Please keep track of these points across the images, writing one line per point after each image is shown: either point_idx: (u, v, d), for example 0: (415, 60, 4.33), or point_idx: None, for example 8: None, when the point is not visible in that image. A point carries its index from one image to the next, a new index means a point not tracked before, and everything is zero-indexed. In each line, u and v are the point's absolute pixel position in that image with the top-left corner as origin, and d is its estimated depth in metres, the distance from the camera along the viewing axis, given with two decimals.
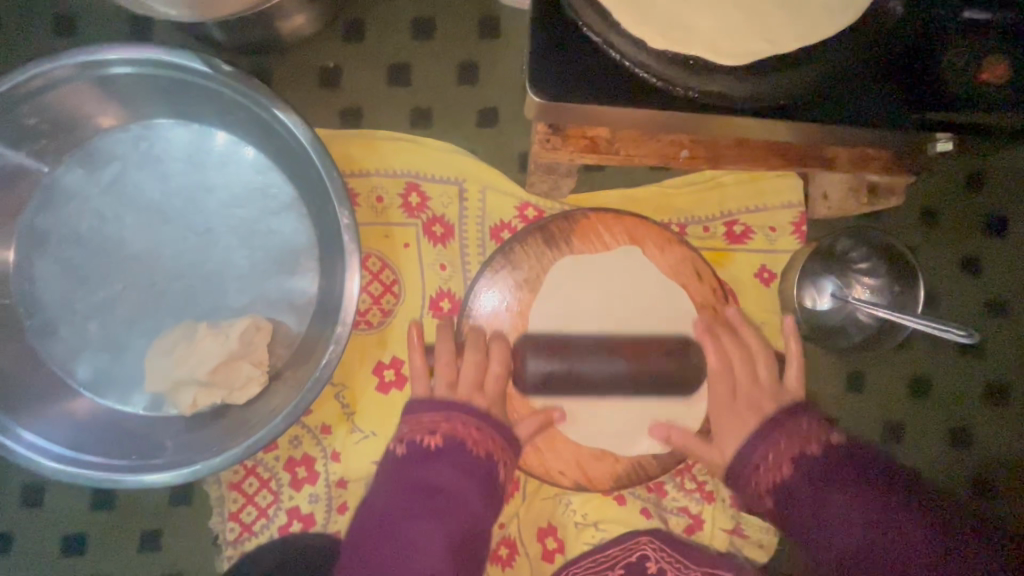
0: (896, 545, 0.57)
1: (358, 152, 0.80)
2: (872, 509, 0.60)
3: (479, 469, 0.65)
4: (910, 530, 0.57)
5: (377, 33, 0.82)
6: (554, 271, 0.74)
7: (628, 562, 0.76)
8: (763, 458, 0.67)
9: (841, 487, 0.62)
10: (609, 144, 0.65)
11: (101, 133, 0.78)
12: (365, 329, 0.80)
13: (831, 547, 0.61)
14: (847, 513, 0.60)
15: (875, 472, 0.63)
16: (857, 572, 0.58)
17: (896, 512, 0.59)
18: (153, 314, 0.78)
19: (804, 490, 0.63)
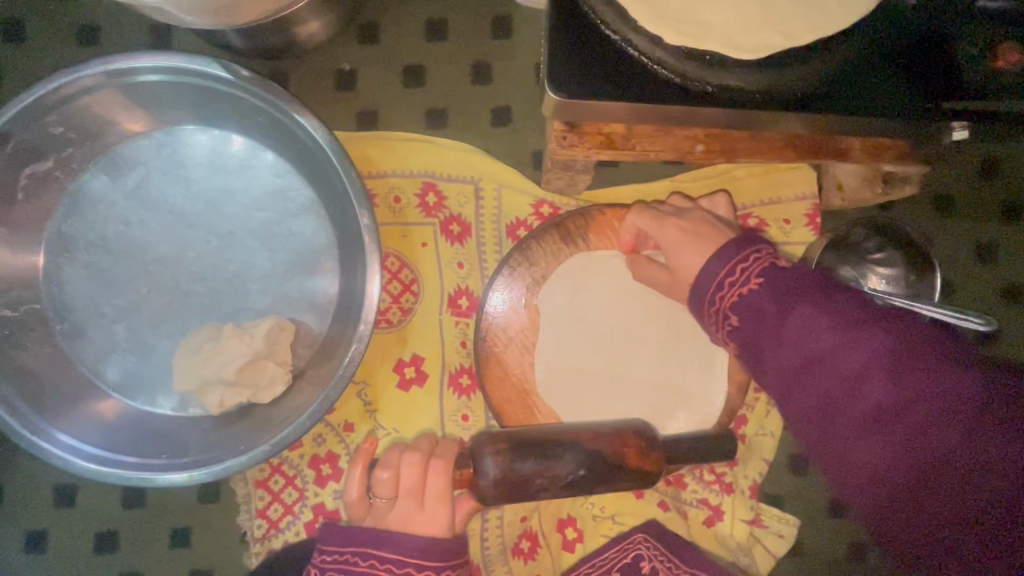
0: (854, 347, 0.48)
1: (375, 154, 0.81)
2: (859, 336, 0.49)
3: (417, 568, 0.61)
4: (942, 363, 0.46)
5: (392, 36, 0.83)
6: (570, 266, 0.76)
7: (624, 563, 0.70)
8: (727, 279, 0.59)
9: (834, 304, 0.51)
10: (625, 140, 0.65)
11: (124, 140, 0.80)
12: (385, 328, 0.81)
13: (858, 398, 0.48)
14: (809, 328, 0.51)
15: (840, 298, 0.52)
16: (860, 410, 0.47)
17: (861, 336, 0.48)
18: (179, 316, 0.80)
19: (792, 299, 0.53)
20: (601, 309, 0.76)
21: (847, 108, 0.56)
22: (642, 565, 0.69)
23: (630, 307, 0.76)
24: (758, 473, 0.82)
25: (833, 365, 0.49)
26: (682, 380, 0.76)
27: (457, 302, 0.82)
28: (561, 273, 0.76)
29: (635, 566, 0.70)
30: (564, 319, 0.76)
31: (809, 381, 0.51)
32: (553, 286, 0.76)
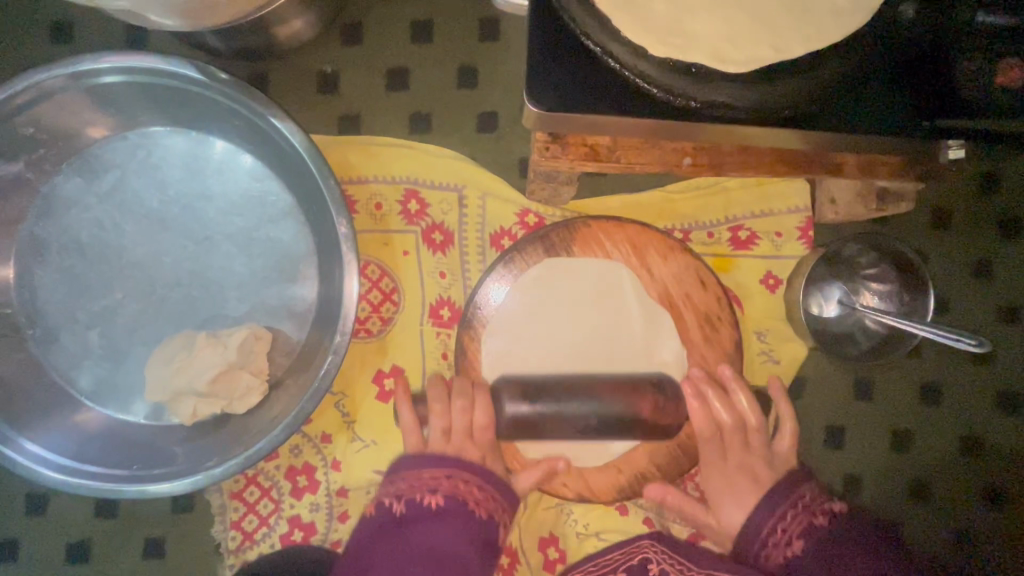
0: (859, 556, 0.61)
1: (357, 160, 0.79)
2: (838, 558, 0.62)
3: (483, 537, 0.64)
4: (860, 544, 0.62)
5: (376, 38, 0.81)
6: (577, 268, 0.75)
7: (631, 565, 0.74)
8: (775, 530, 0.65)
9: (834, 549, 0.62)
10: (610, 152, 0.63)
11: (97, 141, 0.77)
12: (365, 338, 0.80)
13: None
14: (831, 560, 0.61)
15: (858, 528, 0.64)
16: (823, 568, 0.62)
17: (859, 560, 0.61)
18: (154, 323, 0.78)
19: (814, 565, 0.62)
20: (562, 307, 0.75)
21: (838, 120, 0.54)
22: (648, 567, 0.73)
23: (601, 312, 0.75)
24: None
25: (858, 558, 0.61)
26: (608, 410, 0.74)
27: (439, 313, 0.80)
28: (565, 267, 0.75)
29: (643, 567, 0.74)
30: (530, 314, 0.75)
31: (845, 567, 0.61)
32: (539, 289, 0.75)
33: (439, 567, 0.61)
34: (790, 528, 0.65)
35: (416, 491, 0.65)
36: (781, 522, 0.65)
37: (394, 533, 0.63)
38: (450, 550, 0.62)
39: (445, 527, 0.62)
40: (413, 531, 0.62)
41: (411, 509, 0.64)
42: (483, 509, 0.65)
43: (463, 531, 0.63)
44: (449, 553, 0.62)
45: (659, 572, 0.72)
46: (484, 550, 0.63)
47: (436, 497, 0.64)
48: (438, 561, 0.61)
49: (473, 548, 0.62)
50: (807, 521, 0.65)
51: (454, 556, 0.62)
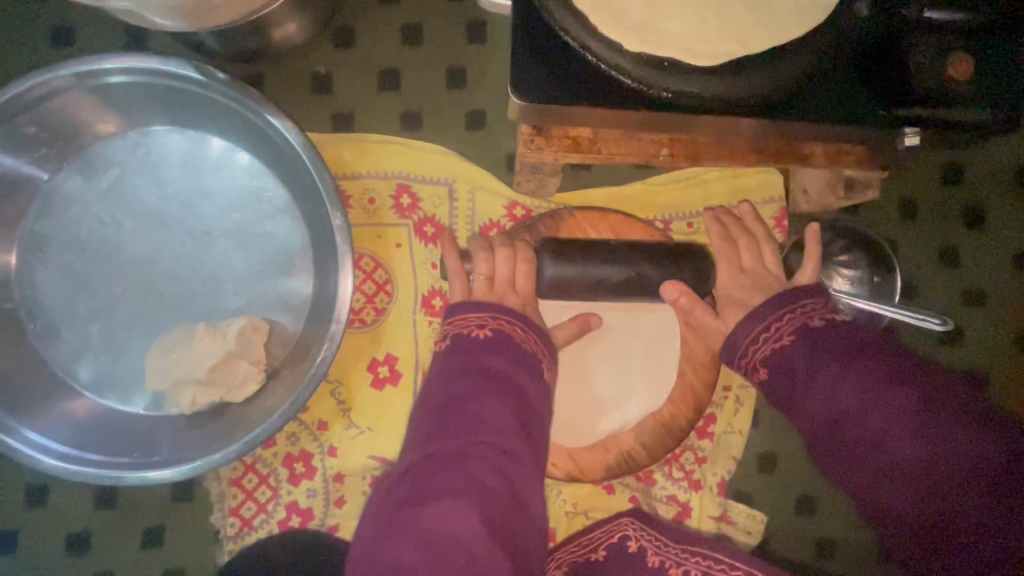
0: (863, 368, 0.56)
1: (350, 156, 0.82)
2: (834, 370, 0.58)
3: (535, 369, 0.60)
4: (893, 398, 0.54)
5: (368, 40, 0.84)
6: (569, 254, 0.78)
7: (610, 543, 0.72)
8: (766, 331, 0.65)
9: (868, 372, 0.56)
10: (591, 144, 0.67)
11: (97, 140, 0.80)
12: (359, 327, 0.82)
13: (876, 451, 0.54)
14: (841, 380, 0.57)
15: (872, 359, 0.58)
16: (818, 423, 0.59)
17: (888, 396, 0.54)
18: (152, 316, 0.80)
19: (797, 355, 0.62)
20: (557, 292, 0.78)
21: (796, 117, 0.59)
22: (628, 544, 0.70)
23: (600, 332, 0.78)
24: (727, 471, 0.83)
25: (877, 426, 0.54)
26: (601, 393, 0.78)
27: (431, 303, 0.82)
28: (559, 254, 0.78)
29: (621, 545, 0.71)
30: (534, 305, 0.78)
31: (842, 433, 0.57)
32: None
33: (505, 398, 0.55)
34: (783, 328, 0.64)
35: (463, 328, 0.63)
36: None
37: (456, 363, 0.59)
38: (511, 402, 0.54)
39: (495, 354, 0.59)
40: (463, 356, 0.59)
41: (462, 342, 0.61)
42: (530, 346, 0.62)
43: (514, 404, 0.54)
44: (506, 372, 0.57)
45: (639, 550, 0.70)
46: (537, 398, 0.58)
47: (484, 329, 0.61)
48: (498, 383, 0.56)
49: (524, 369, 0.58)
50: (800, 322, 0.64)
51: (510, 376, 0.57)
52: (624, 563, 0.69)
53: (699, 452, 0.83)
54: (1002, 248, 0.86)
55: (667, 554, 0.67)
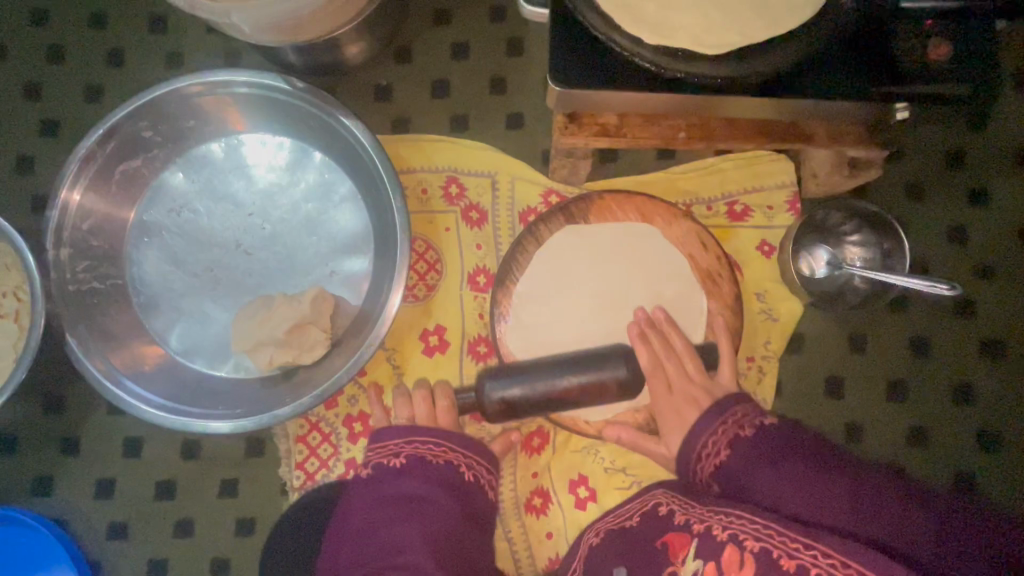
0: (792, 476, 0.58)
1: (407, 154, 0.95)
2: (760, 473, 0.60)
3: (442, 474, 0.69)
4: (840, 476, 0.57)
5: (422, 57, 0.98)
6: (595, 229, 0.87)
7: (643, 511, 0.69)
8: (709, 445, 0.66)
9: (806, 462, 0.58)
10: (617, 129, 0.78)
11: (197, 143, 0.95)
12: (412, 302, 0.93)
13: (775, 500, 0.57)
14: (779, 486, 0.58)
15: (797, 448, 0.60)
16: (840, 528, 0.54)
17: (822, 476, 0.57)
18: (237, 292, 0.93)
19: (742, 466, 0.62)
20: (585, 266, 0.87)
21: (815, 93, 0.67)
22: (659, 507, 0.66)
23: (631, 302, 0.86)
24: None
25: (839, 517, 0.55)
26: None
27: (476, 279, 0.93)
28: (585, 230, 0.87)
29: (655, 511, 0.67)
30: (565, 278, 0.87)
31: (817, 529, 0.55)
32: (563, 250, 0.87)
33: (413, 518, 0.65)
34: (714, 441, 0.66)
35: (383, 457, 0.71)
36: (710, 437, 0.67)
37: (367, 495, 0.69)
38: (415, 517, 0.65)
39: (411, 479, 0.68)
40: (384, 484, 0.69)
41: (380, 471, 0.70)
42: (441, 457, 0.71)
43: (427, 475, 0.69)
44: (421, 494, 0.67)
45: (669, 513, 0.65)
46: (468, 501, 0.69)
47: (401, 458, 0.70)
48: (406, 506, 0.66)
49: (438, 487, 0.68)
50: (730, 433, 0.65)
51: (420, 500, 0.67)
52: (654, 526, 0.65)
53: None
54: (1007, 225, 0.92)
55: (693, 513, 0.62)
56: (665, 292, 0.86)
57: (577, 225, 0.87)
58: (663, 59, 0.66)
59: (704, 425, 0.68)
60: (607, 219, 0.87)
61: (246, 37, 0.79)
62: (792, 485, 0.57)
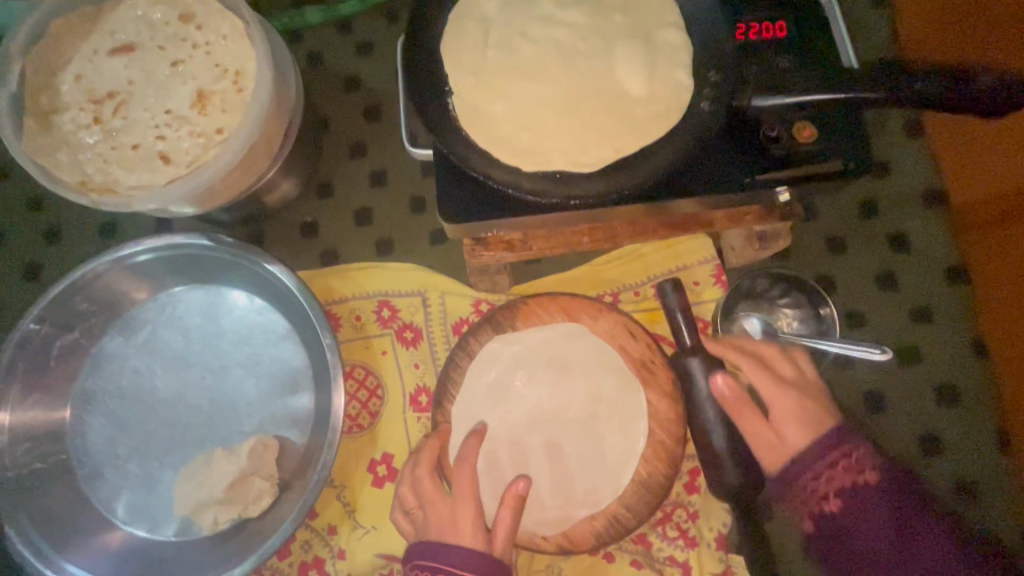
0: (875, 518, 0.69)
1: (337, 284, 0.97)
2: (869, 525, 0.69)
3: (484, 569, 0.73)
4: (889, 525, 0.68)
5: (343, 188, 1.02)
6: (522, 335, 0.88)
7: None
8: (826, 480, 0.71)
9: (891, 503, 0.69)
10: (523, 243, 0.80)
11: (133, 305, 0.97)
12: (357, 432, 0.92)
13: (863, 546, 0.69)
14: (856, 500, 0.70)
15: (878, 502, 0.69)
16: (857, 545, 0.69)
17: (919, 555, 0.68)
18: (180, 448, 0.92)
19: (860, 515, 0.69)
20: (519, 373, 0.87)
21: (696, 191, 0.70)
22: None
23: (570, 402, 0.85)
24: (722, 523, 0.86)
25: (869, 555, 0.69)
26: (575, 465, 0.83)
27: (418, 400, 0.92)
28: (512, 338, 0.88)
29: None
30: (501, 387, 0.87)
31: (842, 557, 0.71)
32: (495, 360, 0.87)
33: None
34: (827, 475, 0.72)
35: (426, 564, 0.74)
36: (820, 480, 0.72)
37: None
38: None
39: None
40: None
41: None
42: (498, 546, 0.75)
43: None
44: None
45: None
46: None
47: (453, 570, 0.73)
48: None
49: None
50: (846, 472, 0.71)
51: None
52: None
53: (689, 507, 0.86)
54: (932, 266, 0.93)
55: None
56: (602, 387, 0.86)
57: (504, 333, 0.88)
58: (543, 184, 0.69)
59: (816, 459, 0.72)
60: (533, 323, 0.88)
61: (177, 212, 0.81)
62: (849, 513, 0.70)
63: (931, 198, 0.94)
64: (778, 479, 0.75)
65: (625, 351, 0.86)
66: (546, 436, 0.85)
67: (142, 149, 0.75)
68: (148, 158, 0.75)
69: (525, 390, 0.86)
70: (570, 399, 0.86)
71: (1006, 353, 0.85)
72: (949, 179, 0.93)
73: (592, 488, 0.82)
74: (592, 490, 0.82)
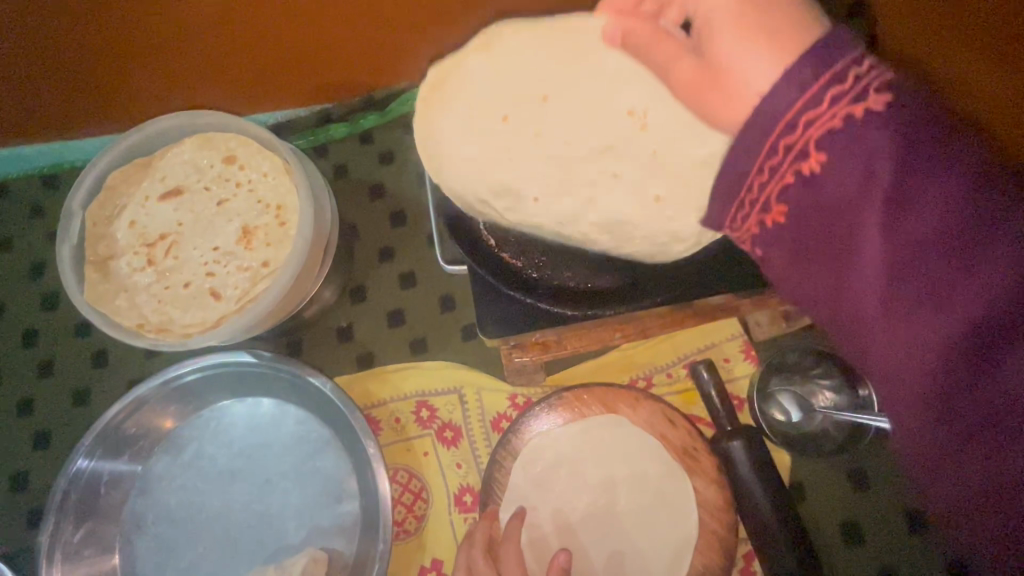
0: (928, 215, 0.37)
1: (375, 388, 1.00)
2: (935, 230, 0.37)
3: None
4: (937, 250, 0.37)
5: (375, 291, 1.07)
6: (562, 429, 0.89)
7: None
8: (770, 175, 0.45)
9: (904, 158, 0.38)
10: (557, 344, 0.84)
11: (179, 423, 1.00)
12: (405, 538, 0.92)
13: (854, 256, 0.41)
14: (846, 190, 0.40)
15: (954, 169, 0.38)
16: (894, 258, 0.39)
17: (950, 226, 0.37)
18: (231, 566, 0.93)
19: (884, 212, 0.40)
20: (562, 468, 0.88)
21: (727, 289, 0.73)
22: None
23: (614, 493, 0.87)
24: None
25: (886, 272, 0.39)
26: (626, 557, 0.84)
27: (463, 500, 0.92)
28: (552, 434, 0.89)
29: None
30: (545, 484, 0.88)
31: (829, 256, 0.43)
32: (537, 457, 0.89)
33: None
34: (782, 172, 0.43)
35: None
36: (812, 113, 0.41)
37: None
38: None
39: None
40: None
41: None
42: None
43: None
44: None
45: None
46: None
47: None
48: None
49: None
50: (841, 120, 0.40)
51: None
52: None
53: None
54: None
55: None
56: (645, 477, 0.87)
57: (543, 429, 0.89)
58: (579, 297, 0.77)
59: (796, 90, 0.41)
60: (572, 418, 0.89)
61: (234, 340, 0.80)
62: (811, 234, 0.44)
63: None
64: (755, 165, 0.44)
65: (665, 439, 0.87)
66: (599, 531, 0.86)
67: (192, 287, 0.80)
68: (199, 294, 0.79)
69: (568, 484, 0.88)
70: (613, 490, 0.87)
71: None
72: None
73: None
74: None
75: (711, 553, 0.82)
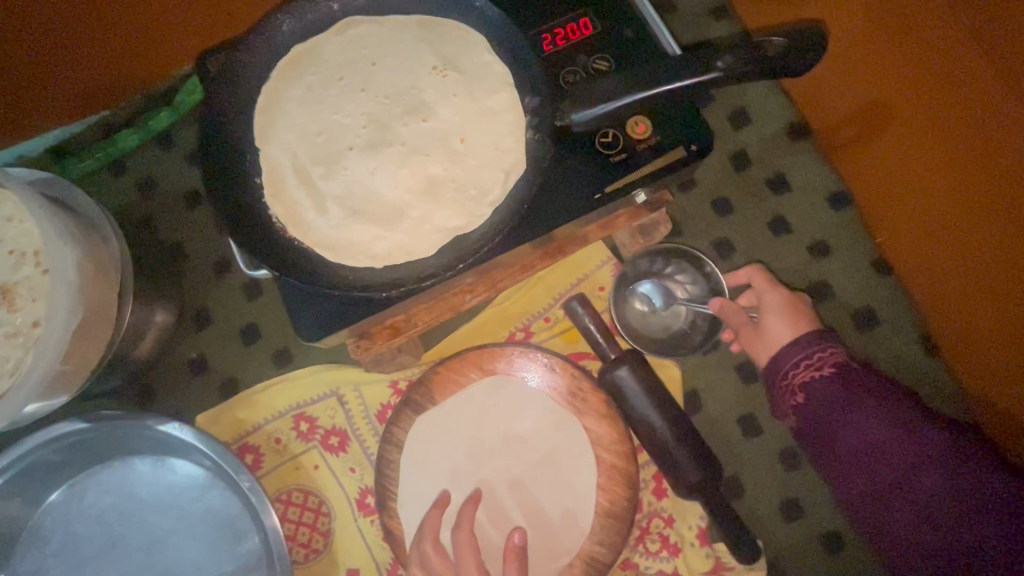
0: (840, 405, 0.69)
1: (244, 415, 0.90)
2: (880, 459, 0.66)
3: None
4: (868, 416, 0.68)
5: (220, 311, 0.95)
6: (444, 404, 0.84)
7: None
8: (806, 369, 0.71)
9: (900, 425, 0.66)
10: (407, 323, 0.77)
11: (35, 513, 0.88)
12: (316, 557, 0.87)
13: (877, 472, 0.67)
14: (855, 419, 0.68)
15: (882, 428, 0.67)
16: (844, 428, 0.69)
17: (883, 439, 0.67)
18: None
19: (840, 394, 0.69)
20: (452, 442, 0.84)
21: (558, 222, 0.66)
22: None
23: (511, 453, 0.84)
24: (699, 517, 0.84)
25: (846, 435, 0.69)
26: (535, 511, 0.82)
27: (366, 503, 0.88)
28: (435, 410, 0.84)
29: None
30: (439, 463, 0.83)
31: (839, 470, 0.70)
32: (425, 438, 0.83)
33: None
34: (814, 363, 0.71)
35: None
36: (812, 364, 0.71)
37: None
38: None
39: None
40: None
41: None
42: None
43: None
44: None
45: None
46: None
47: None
48: None
49: None
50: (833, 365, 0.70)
51: None
52: None
53: (664, 513, 0.85)
54: (816, 197, 0.92)
55: None
56: (538, 428, 0.84)
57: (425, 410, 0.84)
58: (404, 269, 0.65)
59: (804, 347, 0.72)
60: (452, 389, 0.84)
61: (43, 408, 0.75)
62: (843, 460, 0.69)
63: (794, 132, 0.94)
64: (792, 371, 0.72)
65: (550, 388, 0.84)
66: (504, 493, 0.83)
67: None
68: None
69: (463, 456, 0.84)
70: (510, 450, 0.84)
71: (913, 267, 0.83)
72: (805, 108, 0.92)
73: (557, 526, 0.81)
74: (558, 530, 0.81)
75: (616, 486, 0.81)
